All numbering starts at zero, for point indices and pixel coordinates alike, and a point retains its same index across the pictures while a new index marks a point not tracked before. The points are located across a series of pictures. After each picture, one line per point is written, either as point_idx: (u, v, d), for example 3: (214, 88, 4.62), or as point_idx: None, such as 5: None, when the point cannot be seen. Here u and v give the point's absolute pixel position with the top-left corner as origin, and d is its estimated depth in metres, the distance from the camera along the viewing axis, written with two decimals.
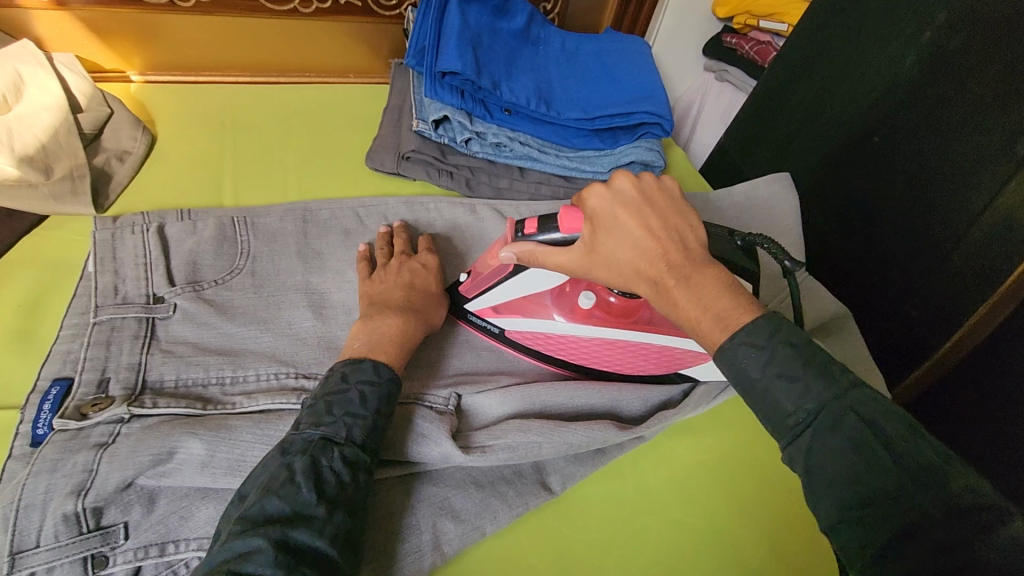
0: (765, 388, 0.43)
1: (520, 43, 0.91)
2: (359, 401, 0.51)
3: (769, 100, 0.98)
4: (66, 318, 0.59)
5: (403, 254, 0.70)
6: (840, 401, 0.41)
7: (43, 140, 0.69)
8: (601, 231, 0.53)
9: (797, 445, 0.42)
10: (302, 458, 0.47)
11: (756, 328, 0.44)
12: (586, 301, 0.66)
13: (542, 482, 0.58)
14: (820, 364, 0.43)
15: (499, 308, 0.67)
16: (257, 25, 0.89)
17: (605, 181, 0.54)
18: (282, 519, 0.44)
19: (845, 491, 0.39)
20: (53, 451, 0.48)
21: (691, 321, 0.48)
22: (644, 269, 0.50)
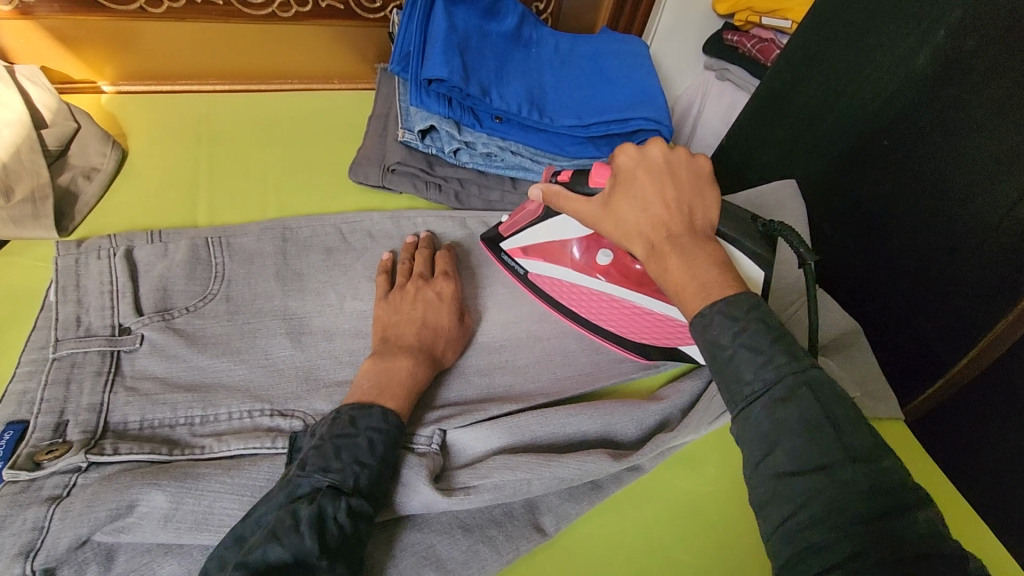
0: (731, 355, 0.44)
1: (511, 46, 0.86)
2: (367, 448, 0.48)
3: (775, 101, 0.93)
4: (24, 353, 0.55)
5: (419, 280, 0.66)
6: (798, 374, 0.42)
7: (3, 160, 0.64)
8: (619, 187, 0.55)
9: (750, 413, 0.43)
10: (309, 505, 0.43)
11: (735, 300, 0.45)
12: (603, 259, 0.66)
13: (535, 523, 0.53)
14: (787, 342, 0.44)
15: (526, 250, 0.70)
16: (234, 31, 0.85)
17: (638, 145, 0.56)
18: (284, 568, 0.41)
19: (784, 461, 0.41)
20: (1, 506, 0.44)
21: (674, 286, 0.49)
22: (645, 230, 0.52)
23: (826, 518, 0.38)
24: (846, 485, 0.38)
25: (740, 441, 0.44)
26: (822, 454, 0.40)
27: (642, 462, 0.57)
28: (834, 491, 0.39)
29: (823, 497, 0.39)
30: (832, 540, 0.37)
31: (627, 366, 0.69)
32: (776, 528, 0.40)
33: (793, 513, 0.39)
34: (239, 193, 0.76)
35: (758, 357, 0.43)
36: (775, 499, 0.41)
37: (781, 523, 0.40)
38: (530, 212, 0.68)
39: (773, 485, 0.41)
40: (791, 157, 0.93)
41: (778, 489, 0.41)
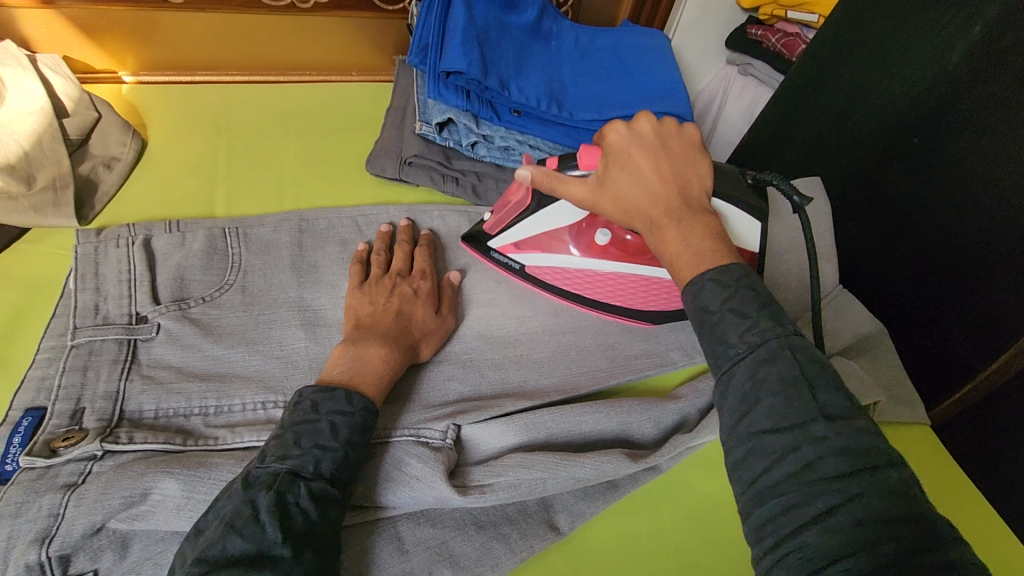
0: (717, 319, 0.44)
1: (530, 39, 0.85)
2: (329, 432, 0.47)
3: (799, 97, 0.91)
4: (42, 340, 0.56)
5: (396, 277, 0.65)
6: (783, 336, 0.42)
7: (25, 148, 0.66)
8: (612, 165, 0.55)
9: (730, 375, 0.43)
10: (267, 494, 0.42)
11: (724, 270, 0.46)
12: (602, 238, 0.66)
13: (549, 522, 0.53)
14: (774, 309, 0.44)
15: (520, 245, 0.70)
16: (253, 22, 0.85)
17: (626, 121, 0.57)
18: (245, 560, 0.39)
19: (760, 419, 0.40)
20: (17, 493, 0.44)
21: (672, 257, 0.50)
22: (642, 205, 0.53)
23: (797, 474, 0.38)
24: (814, 441, 0.38)
25: (721, 404, 0.43)
26: (796, 413, 0.39)
27: (660, 462, 0.56)
28: (804, 449, 0.38)
29: (795, 454, 0.38)
30: (805, 497, 0.37)
31: (642, 363, 0.67)
32: (748, 486, 0.40)
33: (767, 469, 0.39)
34: (260, 184, 0.76)
35: (744, 320, 0.44)
36: (750, 457, 0.40)
37: (751, 482, 0.39)
38: (516, 206, 0.68)
39: (749, 443, 0.40)
40: (815, 153, 0.91)
41: (751, 447, 0.40)
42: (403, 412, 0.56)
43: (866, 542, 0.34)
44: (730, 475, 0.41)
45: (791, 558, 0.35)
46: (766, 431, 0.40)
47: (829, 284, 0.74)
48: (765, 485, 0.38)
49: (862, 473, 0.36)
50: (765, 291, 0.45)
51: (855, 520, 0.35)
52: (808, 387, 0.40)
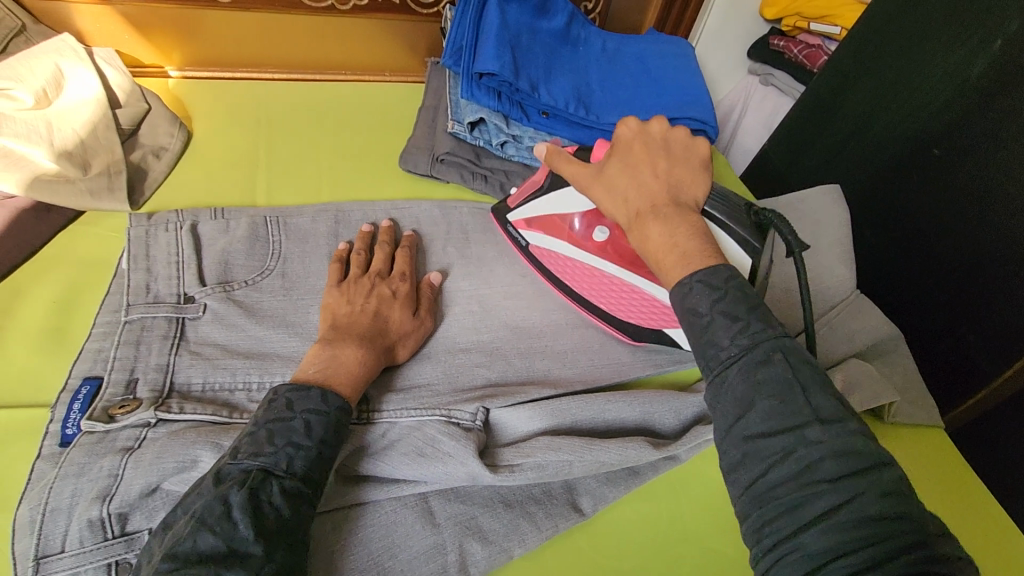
0: (708, 322, 0.45)
1: (560, 44, 0.88)
2: (302, 431, 0.48)
3: (821, 106, 0.94)
4: (98, 315, 0.59)
5: (375, 278, 0.65)
6: (775, 338, 0.43)
7: (82, 136, 0.70)
8: (615, 157, 0.58)
9: (725, 379, 0.43)
10: (240, 490, 0.43)
11: (714, 271, 0.47)
12: (599, 236, 0.70)
13: (573, 504, 0.55)
14: (763, 311, 0.45)
15: (530, 222, 0.73)
16: (294, 22, 0.89)
17: (641, 120, 0.60)
18: (216, 557, 0.40)
19: (756, 423, 0.41)
20: (80, 454, 0.47)
21: (656, 253, 0.51)
22: (631, 198, 0.55)
23: (796, 477, 0.38)
24: (810, 444, 0.39)
25: (713, 408, 0.44)
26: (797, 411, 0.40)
27: (679, 452, 0.58)
28: (802, 451, 0.39)
29: (792, 457, 0.39)
30: (803, 499, 0.37)
31: (662, 358, 0.69)
32: (745, 489, 0.40)
33: (764, 474, 0.39)
34: (297, 177, 0.79)
35: (735, 323, 0.44)
36: (747, 461, 0.40)
37: (749, 485, 0.40)
38: (535, 184, 0.74)
39: (744, 447, 0.41)
40: (837, 162, 0.92)
41: (748, 451, 0.40)
42: (438, 397, 0.59)
43: (862, 540, 0.35)
44: (728, 478, 0.42)
45: (794, 556, 0.36)
46: (762, 435, 0.40)
47: (847, 289, 0.75)
48: (763, 488, 0.39)
49: (858, 475, 0.37)
50: (753, 294, 0.46)
51: (852, 521, 0.36)
52: (803, 392, 0.41)
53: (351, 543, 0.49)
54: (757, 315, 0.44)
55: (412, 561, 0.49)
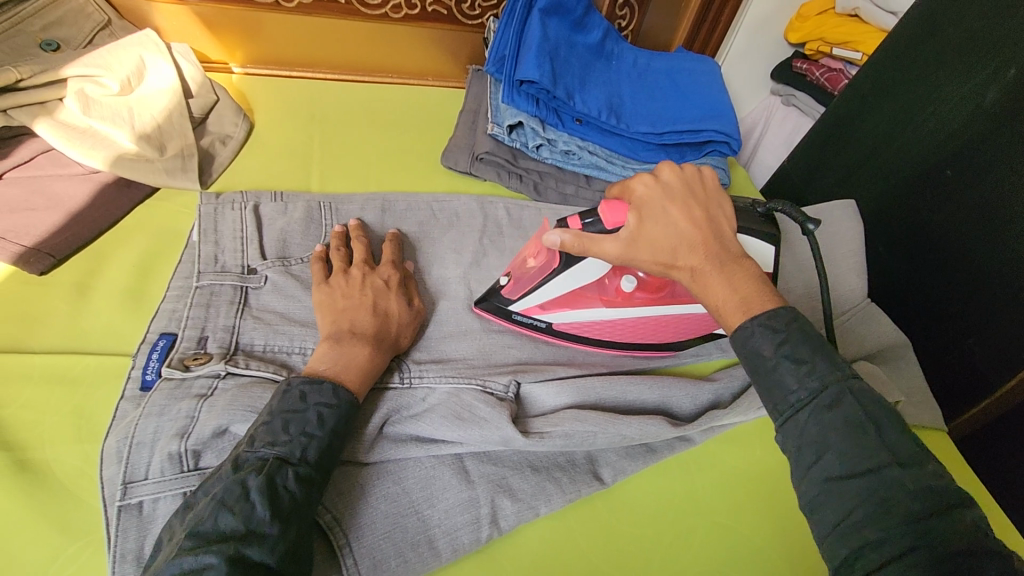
0: (774, 364, 0.46)
1: (595, 57, 0.94)
2: (316, 422, 0.50)
3: (840, 126, 0.99)
4: (172, 280, 0.65)
5: (363, 268, 0.67)
6: (842, 379, 0.45)
7: (159, 122, 0.76)
8: (647, 218, 0.55)
9: (795, 421, 0.45)
10: (257, 476, 0.45)
11: (774, 314, 0.48)
12: (629, 284, 0.66)
13: (594, 473, 0.60)
14: (828, 351, 0.46)
15: (545, 305, 0.68)
16: (349, 27, 0.96)
17: (652, 173, 0.58)
18: (235, 536, 0.42)
19: (833, 465, 0.43)
20: (161, 396, 0.53)
21: (719, 304, 0.51)
22: (682, 254, 0.52)
23: (877, 518, 0.40)
24: (892, 485, 0.41)
25: (787, 448, 0.46)
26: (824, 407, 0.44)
27: (693, 434, 0.63)
28: (882, 492, 0.41)
29: (875, 497, 0.41)
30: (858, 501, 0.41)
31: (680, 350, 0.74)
32: (830, 527, 0.42)
33: (847, 514, 0.41)
34: (348, 168, 0.86)
35: (800, 365, 0.46)
36: (828, 502, 0.42)
37: (833, 524, 0.42)
38: (539, 269, 0.66)
39: (823, 489, 0.43)
40: (854, 179, 0.97)
41: (826, 491, 0.42)
42: (472, 369, 0.64)
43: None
44: (810, 517, 0.44)
45: None
46: (839, 476, 0.42)
47: (858, 298, 0.80)
48: (846, 526, 0.41)
49: (941, 514, 0.39)
50: (815, 332, 0.47)
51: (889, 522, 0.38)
52: (874, 430, 0.43)
53: (394, 492, 0.54)
54: (823, 356, 0.45)
55: (447, 511, 0.54)
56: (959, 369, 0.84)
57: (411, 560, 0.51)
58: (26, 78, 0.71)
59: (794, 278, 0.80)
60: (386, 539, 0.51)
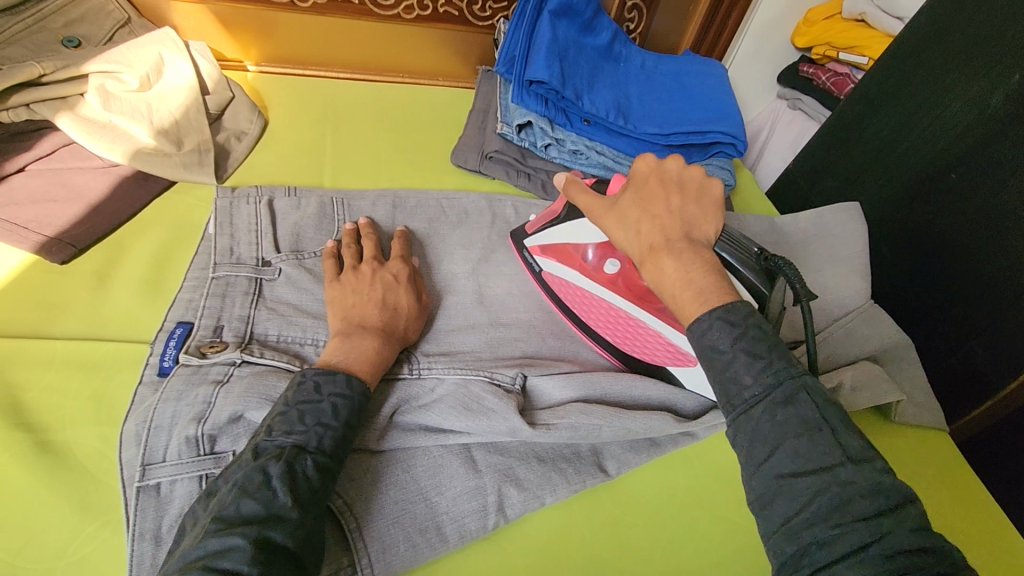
0: (729, 357, 0.47)
1: (603, 59, 0.96)
2: (330, 412, 0.51)
3: (846, 129, 1.00)
4: (188, 271, 0.67)
5: (374, 264, 0.68)
6: (797, 378, 0.45)
7: (176, 117, 0.78)
8: (630, 192, 0.59)
9: (749, 416, 0.46)
10: (277, 463, 0.46)
11: (733, 309, 0.49)
12: (611, 267, 0.70)
13: (599, 465, 0.61)
14: (783, 349, 0.47)
15: (544, 249, 0.74)
16: (362, 27, 0.97)
17: (658, 157, 0.60)
18: (257, 519, 0.44)
19: (784, 463, 0.43)
20: (179, 382, 0.55)
21: (671, 290, 0.52)
22: (645, 231, 0.55)
23: (826, 516, 0.40)
24: (841, 483, 0.41)
25: (740, 443, 0.46)
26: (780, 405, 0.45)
27: (697, 429, 0.63)
28: (832, 490, 0.41)
29: (825, 495, 0.41)
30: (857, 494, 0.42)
31: None
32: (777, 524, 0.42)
33: (797, 512, 0.42)
34: (360, 165, 0.88)
35: (756, 361, 0.46)
36: (778, 499, 0.43)
37: (780, 522, 0.42)
38: (551, 213, 0.74)
39: (774, 485, 0.43)
40: (859, 182, 0.98)
41: (776, 488, 0.43)
42: (480, 362, 0.66)
43: (893, 572, 0.37)
44: (757, 514, 0.44)
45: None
46: (790, 473, 0.43)
47: (862, 299, 0.80)
48: (795, 525, 0.41)
49: (890, 512, 0.39)
50: (770, 329, 0.48)
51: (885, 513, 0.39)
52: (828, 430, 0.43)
53: (403, 479, 0.55)
54: (779, 355, 0.46)
55: (455, 499, 0.55)
56: (961, 371, 0.84)
57: (419, 545, 0.52)
58: (48, 73, 0.72)
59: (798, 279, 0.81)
60: (394, 524, 0.52)
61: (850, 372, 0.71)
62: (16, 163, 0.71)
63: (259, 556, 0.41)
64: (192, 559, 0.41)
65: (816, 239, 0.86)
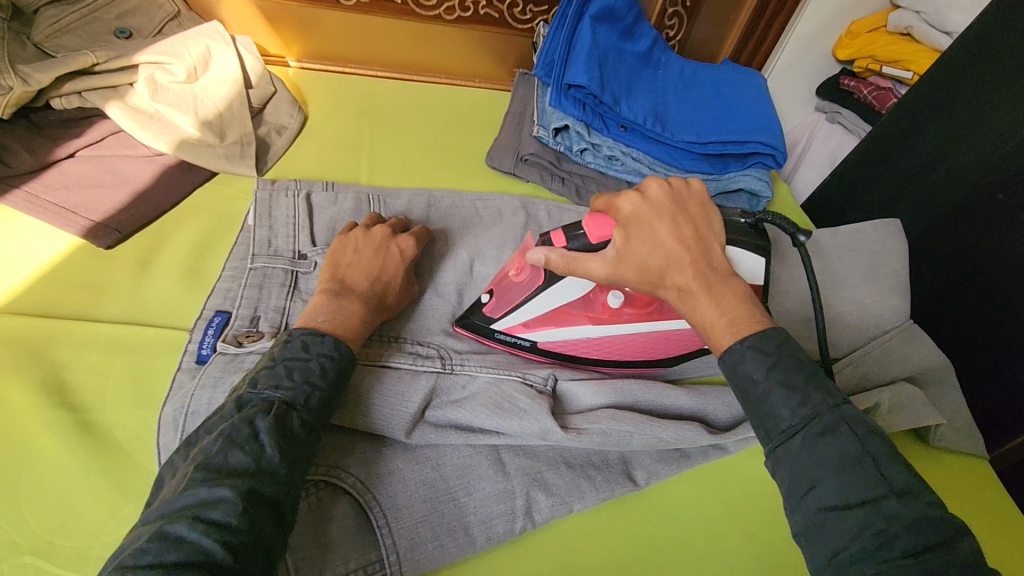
0: (764, 390, 0.47)
1: (641, 65, 0.95)
2: (318, 372, 0.51)
3: (889, 145, 0.98)
4: (227, 261, 0.68)
5: (387, 232, 0.68)
6: (837, 409, 0.45)
7: (220, 109, 0.79)
8: (632, 236, 0.55)
9: (787, 448, 0.45)
10: (265, 417, 0.46)
11: (765, 338, 0.48)
12: (615, 302, 0.64)
13: (627, 474, 0.60)
14: (820, 379, 0.46)
15: (529, 324, 0.65)
16: (402, 26, 0.98)
17: (638, 189, 0.57)
18: (244, 470, 0.43)
19: (826, 496, 0.42)
20: (217, 369, 0.55)
21: (710, 328, 0.51)
22: (671, 270, 0.53)
23: (874, 552, 0.39)
24: (887, 518, 0.40)
25: (779, 477, 0.45)
26: (828, 440, 0.44)
27: (728, 443, 0.62)
28: (878, 525, 0.40)
29: (870, 531, 0.40)
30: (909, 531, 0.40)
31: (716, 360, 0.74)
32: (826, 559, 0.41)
33: (844, 547, 0.40)
34: (395, 162, 0.88)
35: (792, 393, 0.46)
36: (821, 534, 0.42)
37: (827, 558, 0.41)
38: (522, 286, 0.63)
39: (815, 519, 0.42)
40: (900, 199, 0.96)
41: (817, 523, 0.42)
42: (510, 363, 0.66)
43: None
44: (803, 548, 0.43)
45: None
46: (832, 508, 0.42)
47: (901, 318, 0.78)
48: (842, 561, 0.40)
49: (937, 549, 0.38)
50: (808, 361, 0.48)
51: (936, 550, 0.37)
52: (871, 462, 0.42)
53: (432, 477, 0.55)
54: (815, 384, 0.46)
55: (483, 500, 0.55)
56: (1004, 398, 0.81)
57: (447, 545, 0.52)
58: (101, 63, 0.75)
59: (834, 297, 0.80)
60: (423, 523, 0.52)
61: (888, 393, 0.69)
62: (66, 150, 0.73)
63: (247, 509, 0.41)
64: (177, 506, 0.40)
65: (855, 256, 0.84)
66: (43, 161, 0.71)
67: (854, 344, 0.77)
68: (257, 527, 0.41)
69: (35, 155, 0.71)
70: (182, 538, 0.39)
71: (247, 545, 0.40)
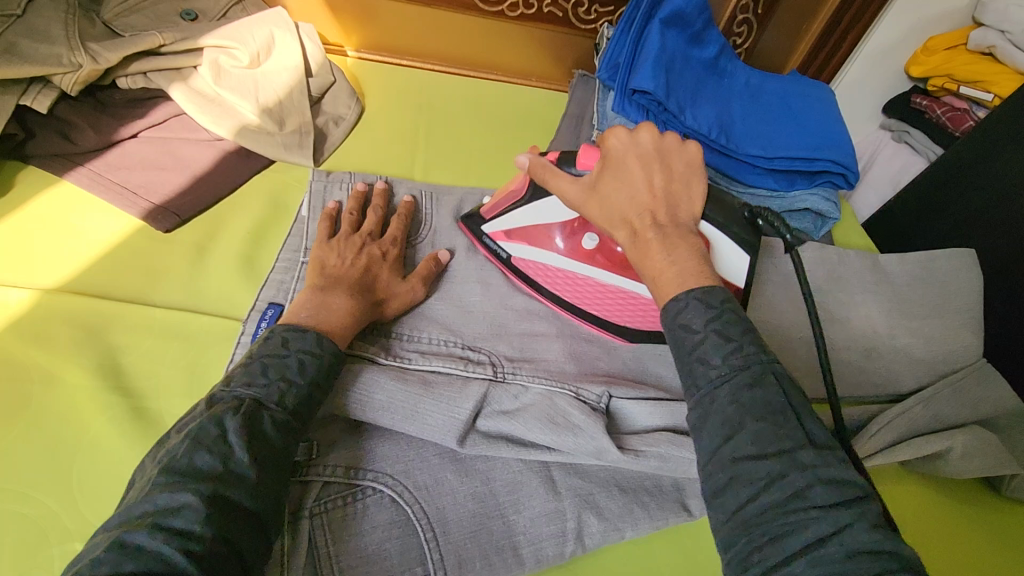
0: (700, 337, 0.47)
1: (708, 72, 0.91)
2: (296, 368, 0.49)
3: (961, 169, 0.92)
4: (281, 252, 0.67)
5: (365, 237, 0.66)
6: (767, 363, 0.45)
7: (281, 98, 0.79)
8: (608, 172, 0.57)
9: (712, 398, 0.44)
10: (234, 416, 0.44)
11: (711, 291, 0.49)
12: (587, 244, 0.67)
13: (682, 503, 0.57)
14: (757, 337, 0.46)
15: (510, 233, 0.70)
16: (463, 21, 0.96)
17: (630, 131, 0.59)
18: (212, 475, 0.41)
19: (744, 444, 0.42)
20: None
21: (658, 277, 0.52)
22: (631, 215, 0.55)
23: (782, 503, 0.39)
24: (802, 469, 0.40)
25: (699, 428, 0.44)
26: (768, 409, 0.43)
27: None
28: None
29: (780, 483, 0.39)
30: None
31: None
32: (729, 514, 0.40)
33: (751, 497, 0.40)
34: (450, 159, 0.87)
35: (726, 343, 0.46)
36: (732, 485, 0.41)
37: (732, 509, 0.40)
38: (512, 194, 0.68)
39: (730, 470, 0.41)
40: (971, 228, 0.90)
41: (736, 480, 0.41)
42: (563, 373, 0.63)
43: None
44: (710, 504, 0.42)
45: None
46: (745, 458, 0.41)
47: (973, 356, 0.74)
48: (749, 514, 0.39)
49: (849, 506, 0.38)
50: (747, 320, 0.48)
51: None
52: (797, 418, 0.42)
53: (482, 492, 0.53)
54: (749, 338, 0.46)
55: (533, 521, 0.53)
56: None
57: (496, 565, 0.50)
58: (167, 44, 0.75)
59: (897, 328, 0.76)
60: (471, 539, 0.51)
61: (965, 437, 0.64)
62: (129, 130, 0.73)
63: (221, 517, 0.39)
64: (141, 512, 0.39)
65: (925, 286, 0.79)
66: (108, 140, 0.71)
67: (920, 380, 0.73)
68: (224, 531, 0.39)
69: (99, 134, 0.71)
70: (140, 546, 0.37)
71: (214, 552, 0.38)
